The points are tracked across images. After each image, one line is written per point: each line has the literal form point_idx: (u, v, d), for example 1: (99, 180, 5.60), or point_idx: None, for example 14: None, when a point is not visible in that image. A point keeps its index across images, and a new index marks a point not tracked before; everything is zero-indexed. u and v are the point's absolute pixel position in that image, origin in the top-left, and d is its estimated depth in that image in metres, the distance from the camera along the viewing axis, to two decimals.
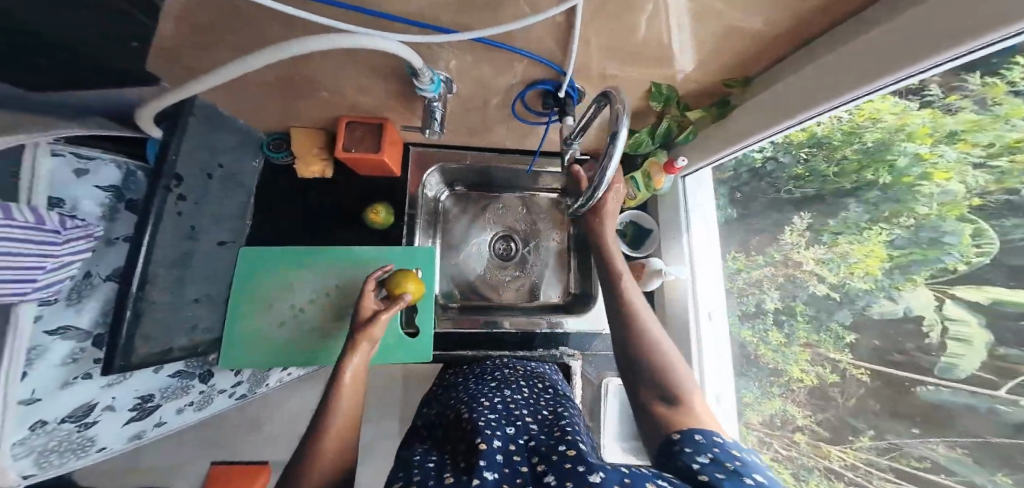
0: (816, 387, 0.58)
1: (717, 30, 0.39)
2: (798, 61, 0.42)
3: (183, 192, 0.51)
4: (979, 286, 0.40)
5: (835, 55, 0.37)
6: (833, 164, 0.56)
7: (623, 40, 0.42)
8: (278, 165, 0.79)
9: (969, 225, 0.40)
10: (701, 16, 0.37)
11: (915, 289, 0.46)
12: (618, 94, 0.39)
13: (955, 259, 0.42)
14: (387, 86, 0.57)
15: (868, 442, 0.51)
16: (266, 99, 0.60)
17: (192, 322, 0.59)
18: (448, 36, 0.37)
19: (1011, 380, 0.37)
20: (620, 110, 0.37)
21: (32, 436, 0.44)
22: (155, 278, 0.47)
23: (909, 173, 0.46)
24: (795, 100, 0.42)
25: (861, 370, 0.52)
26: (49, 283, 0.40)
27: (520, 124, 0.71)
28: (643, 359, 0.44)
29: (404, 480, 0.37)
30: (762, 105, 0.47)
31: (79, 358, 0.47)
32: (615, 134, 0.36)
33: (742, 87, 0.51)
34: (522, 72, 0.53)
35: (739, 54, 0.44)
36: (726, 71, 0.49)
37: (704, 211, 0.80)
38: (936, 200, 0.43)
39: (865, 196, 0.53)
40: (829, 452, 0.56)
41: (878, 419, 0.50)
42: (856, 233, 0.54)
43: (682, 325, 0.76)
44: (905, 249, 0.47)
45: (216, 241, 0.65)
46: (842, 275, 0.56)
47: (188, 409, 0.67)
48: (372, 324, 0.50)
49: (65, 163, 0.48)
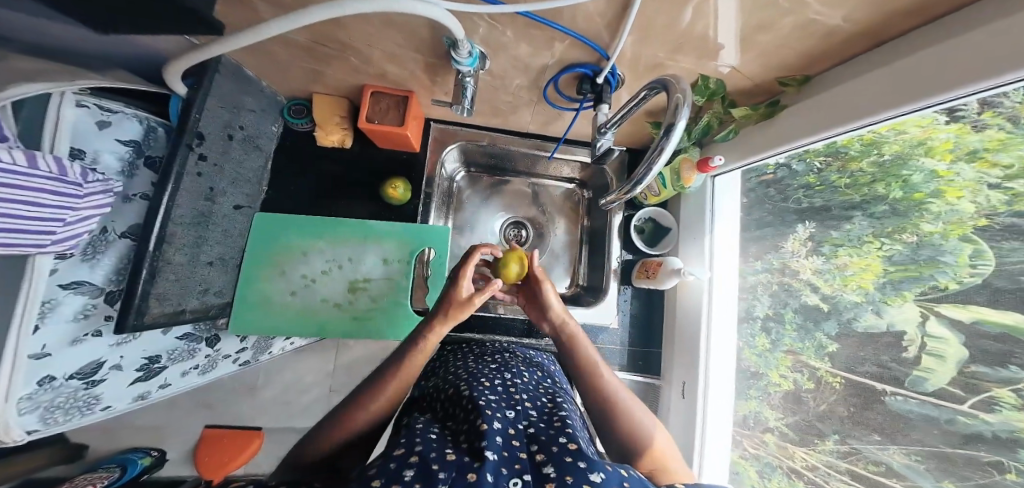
0: (792, 391, 0.61)
1: (788, 21, 0.37)
2: (862, 65, 0.41)
3: (204, 152, 0.51)
4: (966, 305, 0.41)
5: (908, 61, 0.35)
6: (846, 175, 0.54)
7: (672, 27, 0.40)
8: (298, 131, 0.76)
9: (969, 245, 0.40)
10: (776, 6, 0.35)
11: (902, 304, 0.47)
12: (678, 83, 0.37)
13: (948, 278, 0.43)
14: (419, 56, 0.54)
15: (830, 445, 0.55)
16: (291, 60, 0.57)
17: (205, 284, 0.58)
18: (494, 8, 0.35)
19: (976, 396, 0.40)
20: (680, 100, 0.36)
21: (39, 391, 0.43)
22: (171, 237, 0.46)
23: (921, 190, 0.45)
24: (855, 104, 0.41)
25: (836, 378, 0.55)
26: (66, 237, 0.39)
27: (548, 109, 0.69)
28: (609, 431, 0.45)
29: (405, 446, 0.35)
30: (815, 107, 0.46)
31: (91, 314, 0.47)
32: (671, 127, 0.36)
33: (797, 87, 0.49)
34: (560, 53, 0.50)
35: (802, 52, 0.43)
36: (785, 68, 0.47)
37: (732, 208, 0.74)
38: (942, 219, 0.43)
39: (870, 210, 0.52)
40: (795, 452, 0.60)
41: (841, 425, 0.54)
42: (856, 245, 0.54)
43: (684, 327, 0.77)
44: (902, 265, 0.48)
45: (233, 204, 0.63)
46: (836, 287, 0.56)
47: (193, 372, 0.65)
48: (463, 308, 0.53)
49: (88, 115, 0.46)
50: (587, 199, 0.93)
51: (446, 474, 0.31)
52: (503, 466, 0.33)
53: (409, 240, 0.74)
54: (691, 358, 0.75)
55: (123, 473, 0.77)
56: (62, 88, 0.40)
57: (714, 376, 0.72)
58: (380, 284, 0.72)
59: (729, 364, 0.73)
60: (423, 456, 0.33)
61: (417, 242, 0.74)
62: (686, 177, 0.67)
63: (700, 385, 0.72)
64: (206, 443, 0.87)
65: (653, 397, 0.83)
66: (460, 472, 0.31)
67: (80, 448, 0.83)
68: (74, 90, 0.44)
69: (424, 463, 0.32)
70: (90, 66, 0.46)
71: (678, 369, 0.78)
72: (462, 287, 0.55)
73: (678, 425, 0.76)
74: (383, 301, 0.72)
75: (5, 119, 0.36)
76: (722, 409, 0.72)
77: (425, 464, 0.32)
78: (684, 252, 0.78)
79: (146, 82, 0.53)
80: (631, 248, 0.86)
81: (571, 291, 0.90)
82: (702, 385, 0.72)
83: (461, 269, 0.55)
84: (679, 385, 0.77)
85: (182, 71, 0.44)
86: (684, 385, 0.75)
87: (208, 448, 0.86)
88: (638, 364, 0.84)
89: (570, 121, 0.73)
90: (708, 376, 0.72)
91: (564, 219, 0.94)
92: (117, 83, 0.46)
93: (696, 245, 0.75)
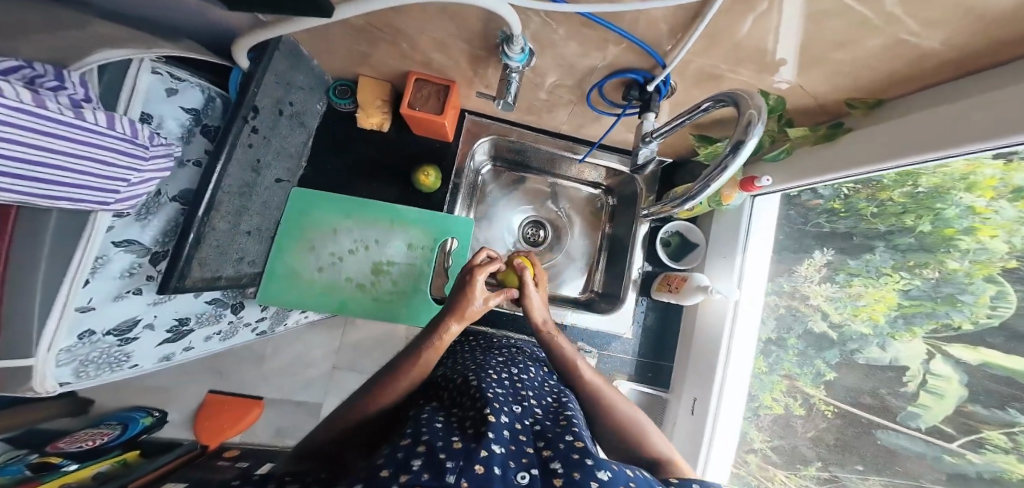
0: (782, 415, 0.65)
1: (874, 40, 0.34)
2: (972, 85, 0.34)
3: (256, 125, 0.53)
4: (976, 346, 0.43)
5: (1013, 91, 0.30)
6: (874, 204, 0.53)
7: (738, 40, 0.39)
8: (340, 112, 0.76)
9: (993, 287, 0.42)
10: (863, 24, 0.32)
11: (910, 340, 0.50)
12: (751, 98, 0.35)
13: (963, 317, 0.44)
14: (466, 47, 0.55)
15: (812, 471, 0.60)
16: (337, 38, 0.57)
17: (241, 253, 0.59)
18: (555, 5, 0.35)
19: (967, 437, 0.44)
20: (753, 117, 0.33)
21: (78, 344, 0.45)
22: (219, 204, 0.48)
23: (953, 226, 0.45)
24: (932, 132, 0.37)
25: (829, 407, 0.59)
26: (129, 196, 0.42)
27: (586, 110, 0.68)
28: (612, 431, 0.50)
29: (411, 436, 0.34)
30: (881, 133, 0.43)
31: (135, 272, 0.48)
32: (740, 144, 0.34)
33: (866, 111, 0.45)
34: (614, 56, 0.49)
35: (880, 73, 0.39)
36: (856, 90, 0.43)
37: (768, 225, 0.71)
38: (970, 257, 0.44)
39: (893, 240, 0.52)
40: (774, 475, 0.64)
41: (826, 453, 0.59)
42: (871, 276, 0.55)
43: (704, 347, 0.74)
44: (918, 299, 0.49)
45: (275, 177, 0.64)
46: (845, 315, 0.58)
47: (215, 337, 0.67)
48: (472, 316, 0.56)
49: (160, 81, 0.47)
50: (610, 205, 0.93)
51: (454, 462, 0.30)
52: (511, 459, 0.33)
53: (434, 228, 0.74)
54: (706, 367, 0.72)
55: (125, 431, 0.80)
56: (140, 55, 0.42)
57: (727, 397, 0.69)
58: (403, 269, 0.73)
59: (743, 385, 0.71)
60: (431, 445, 0.32)
61: (436, 232, 0.74)
62: (725, 194, 0.66)
63: (712, 403, 0.70)
64: (207, 408, 0.90)
65: (658, 409, 0.83)
66: (468, 461, 0.30)
67: (86, 402, 0.87)
68: (153, 58, 0.45)
69: (432, 453, 0.31)
70: (151, 30, 0.47)
71: (690, 383, 0.76)
72: (472, 298, 0.56)
73: (680, 439, 0.75)
74: (404, 285, 0.72)
75: (92, 83, 0.38)
76: (730, 431, 0.70)
77: (432, 453, 0.31)
78: (710, 270, 0.75)
79: (213, 54, 0.53)
80: (653, 259, 0.84)
81: (584, 296, 0.92)
82: (714, 404, 0.70)
83: (473, 278, 0.57)
84: (689, 400, 0.75)
85: (247, 47, 0.48)
86: (694, 402, 0.73)
87: (211, 412, 0.89)
88: (647, 375, 0.84)
89: (607, 126, 0.72)
90: (720, 395, 0.70)
91: (587, 225, 0.94)
92: (189, 53, 0.46)
93: (723, 262, 0.72)
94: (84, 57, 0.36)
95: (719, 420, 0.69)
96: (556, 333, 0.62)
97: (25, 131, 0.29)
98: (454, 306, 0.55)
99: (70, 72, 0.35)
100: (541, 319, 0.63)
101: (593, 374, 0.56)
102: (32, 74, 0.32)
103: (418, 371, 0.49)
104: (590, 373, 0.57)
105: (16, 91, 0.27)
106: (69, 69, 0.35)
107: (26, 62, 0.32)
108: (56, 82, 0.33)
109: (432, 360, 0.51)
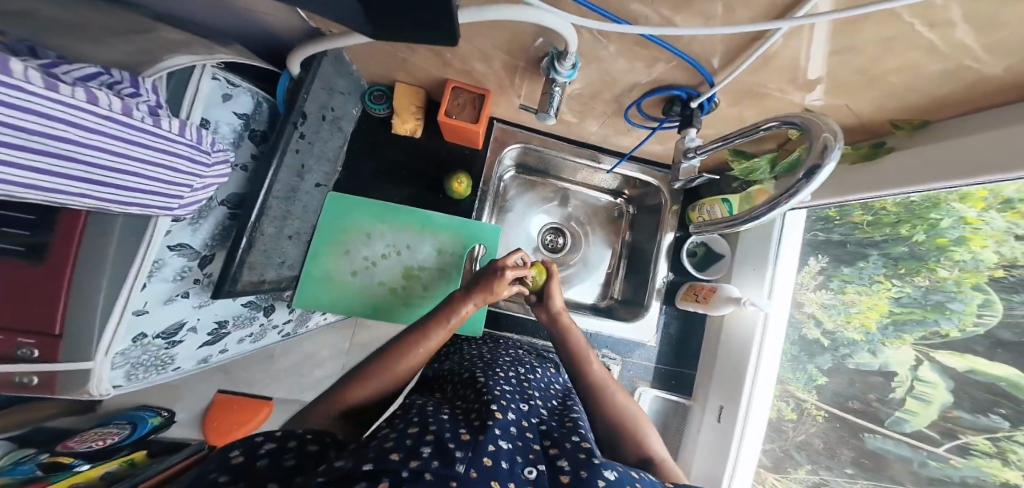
0: (775, 419, 0.71)
1: (935, 66, 0.36)
2: (1019, 112, 0.36)
3: (304, 130, 0.54)
4: (963, 354, 0.50)
5: None
6: (871, 213, 0.58)
7: (793, 64, 0.41)
8: (374, 117, 0.77)
9: (980, 295, 0.48)
10: (930, 50, 0.33)
11: (899, 346, 0.56)
12: (824, 123, 0.37)
13: (952, 325, 0.51)
14: (510, 59, 0.56)
15: (804, 474, 0.66)
16: (386, 47, 0.58)
17: (282, 257, 0.59)
18: (618, 26, 0.34)
19: (952, 442, 0.50)
20: (831, 141, 0.34)
21: (131, 348, 0.46)
22: (268, 209, 0.49)
23: (945, 236, 0.50)
24: (976, 157, 0.38)
25: (820, 412, 0.66)
26: (190, 202, 0.43)
27: (619, 122, 0.70)
28: (609, 430, 0.51)
29: (418, 424, 0.34)
30: (922, 155, 0.45)
31: (185, 276, 0.49)
32: (816, 169, 0.35)
33: (909, 132, 0.47)
34: (661, 72, 0.50)
35: (928, 95, 0.41)
36: (902, 110, 0.45)
37: (794, 243, 0.71)
38: (959, 266, 0.50)
39: (888, 250, 0.59)
40: (766, 478, 0.70)
41: (817, 457, 0.65)
42: (864, 285, 0.62)
43: (727, 354, 0.76)
44: (909, 307, 0.56)
45: (315, 182, 0.64)
46: (838, 322, 0.65)
47: (247, 340, 0.68)
48: (490, 295, 0.60)
49: (218, 87, 0.47)
50: (630, 213, 0.95)
51: (463, 453, 0.30)
52: (518, 454, 0.34)
53: (465, 235, 0.75)
54: (733, 379, 0.73)
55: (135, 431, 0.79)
56: (203, 61, 0.42)
57: (755, 407, 0.71)
58: (432, 274, 0.73)
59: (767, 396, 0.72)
60: (440, 436, 0.32)
61: (462, 237, 0.75)
62: None
63: (740, 410, 0.71)
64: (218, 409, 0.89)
65: (679, 416, 0.84)
66: (476, 453, 0.31)
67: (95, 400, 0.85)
68: (213, 65, 0.45)
69: (440, 442, 0.31)
70: (204, 35, 0.46)
71: (714, 392, 0.77)
72: (499, 286, 0.61)
73: (704, 446, 0.75)
74: (435, 290, 0.73)
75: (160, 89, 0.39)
76: (753, 445, 0.71)
77: (442, 443, 0.31)
78: (738, 279, 0.77)
79: (254, 58, 0.51)
80: (677, 269, 0.86)
81: (604, 303, 0.93)
82: (742, 414, 0.71)
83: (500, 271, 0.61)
84: (715, 408, 0.76)
85: (303, 57, 0.49)
86: (721, 410, 0.74)
87: (218, 413, 0.88)
88: (669, 382, 0.86)
89: (641, 138, 0.73)
90: (749, 406, 0.71)
91: (609, 233, 0.96)
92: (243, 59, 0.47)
93: (754, 274, 0.73)
94: (156, 63, 0.36)
95: (748, 425, 0.70)
96: (569, 326, 0.66)
97: (112, 139, 0.29)
98: (477, 289, 0.60)
99: (144, 78, 0.35)
100: (560, 307, 0.68)
101: (606, 374, 0.58)
102: (110, 80, 0.31)
103: (417, 358, 0.50)
104: (602, 372, 0.59)
105: (109, 100, 0.28)
106: (143, 74, 0.35)
107: (105, 68, 0.32)
108: (134, 89, 0.34)
109: (438, 343, 0.54)
